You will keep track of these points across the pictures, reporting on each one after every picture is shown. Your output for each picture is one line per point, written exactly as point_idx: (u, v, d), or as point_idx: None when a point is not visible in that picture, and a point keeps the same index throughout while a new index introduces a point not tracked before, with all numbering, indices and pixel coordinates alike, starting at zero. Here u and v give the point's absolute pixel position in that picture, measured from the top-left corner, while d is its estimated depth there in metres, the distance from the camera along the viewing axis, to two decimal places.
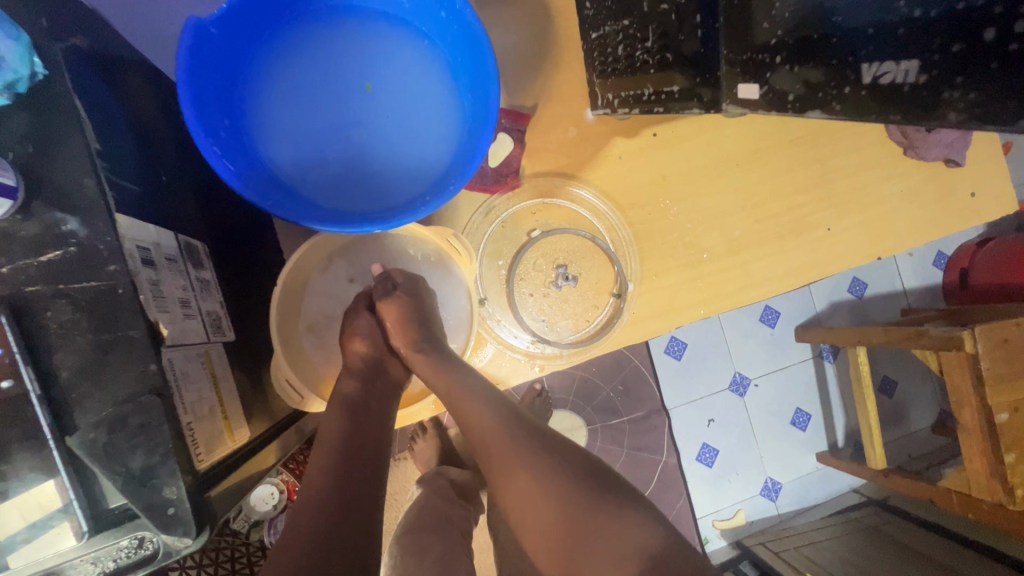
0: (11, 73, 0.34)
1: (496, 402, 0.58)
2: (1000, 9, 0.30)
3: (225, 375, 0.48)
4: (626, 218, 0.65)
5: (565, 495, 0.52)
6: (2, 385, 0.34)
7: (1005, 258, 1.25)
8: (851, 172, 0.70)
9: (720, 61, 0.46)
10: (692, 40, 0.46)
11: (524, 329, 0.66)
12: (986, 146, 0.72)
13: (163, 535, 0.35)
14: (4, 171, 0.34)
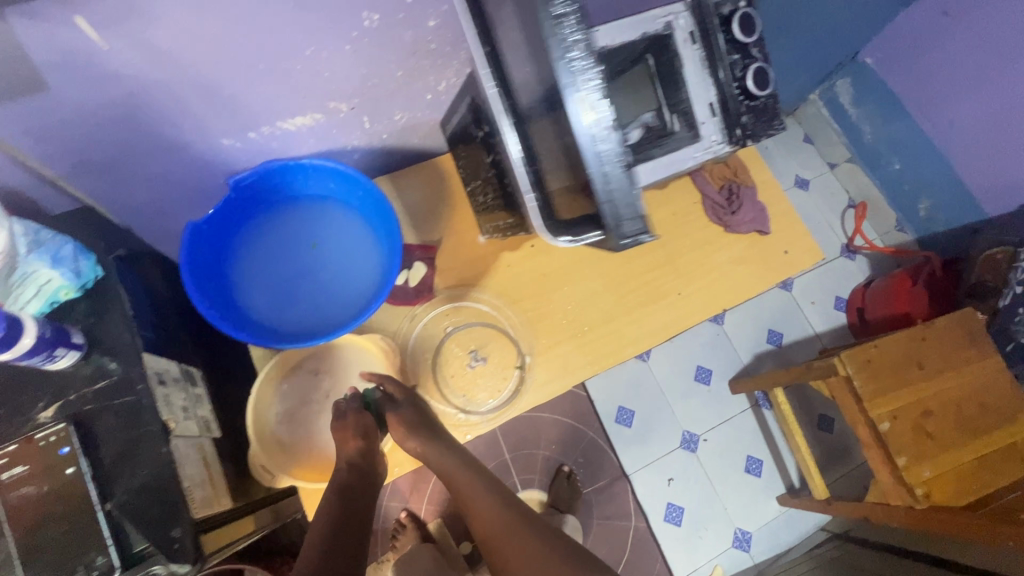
0: (85, 277, 0.59)
1: (471, 472, 0.72)
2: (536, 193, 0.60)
3: (213, 460, 0.67)
4: (519, 309, 0.85)
5: (521, 534, 0.65)
6: (68, 470, 0.53)
7: (885, 294, 1.46)
8: (688, 248, 0.93)
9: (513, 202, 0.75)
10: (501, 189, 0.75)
11: (450, 404, 0.83)
12: (785, 217, 0.97)
13: (172, 564, 0.53)
14: (77, 335, 0.57)
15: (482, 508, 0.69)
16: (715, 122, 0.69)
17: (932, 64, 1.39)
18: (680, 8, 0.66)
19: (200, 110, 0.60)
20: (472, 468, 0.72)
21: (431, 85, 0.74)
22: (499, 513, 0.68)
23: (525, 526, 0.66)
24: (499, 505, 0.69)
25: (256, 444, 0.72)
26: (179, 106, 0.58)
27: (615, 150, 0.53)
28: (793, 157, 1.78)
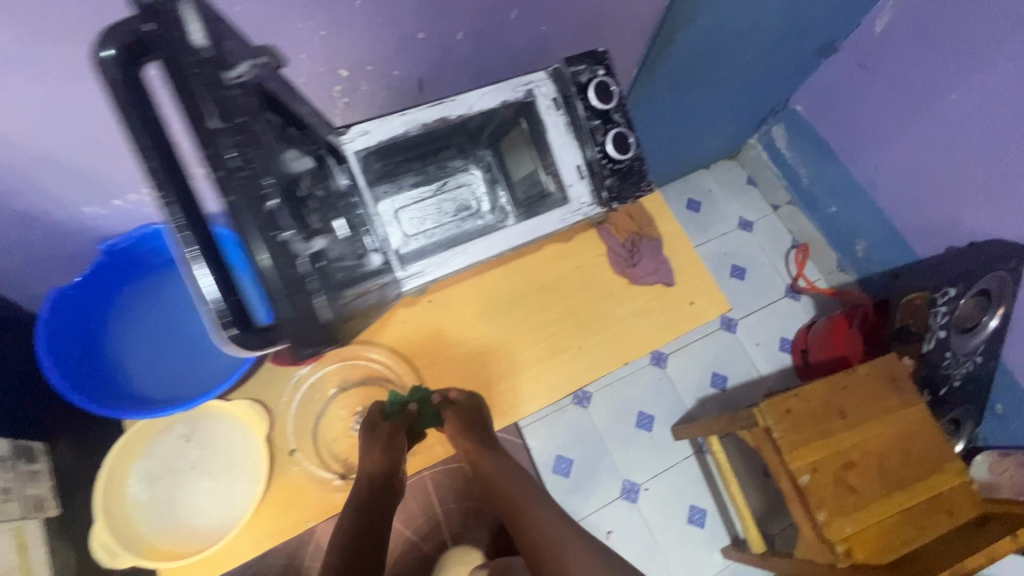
0: None
1: (528, 481, 0.72)
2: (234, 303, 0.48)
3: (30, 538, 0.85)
4: (411, 367, 0.84)
5: (579, 551, 0.62)
6: None
7: (824, 335, 1.46)
8: (591, 301, 0.93)
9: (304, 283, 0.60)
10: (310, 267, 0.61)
11: (325, 471, 0.76)
12: (690, 268, 0.97)
13: None
14: None
15: (526, 519, 0.67)
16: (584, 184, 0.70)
17: (856, 111, 1.43)
18: (541, 76, 0.68)
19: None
20: (522, 481, 0.72)
21: None
22: (542, 521, 0.66)
23: (561, 541, 0.63)
24: (545, 515, 0.67)
25: (103, 521, 0.72)
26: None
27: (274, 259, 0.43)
28: (736, 200, 1.81)
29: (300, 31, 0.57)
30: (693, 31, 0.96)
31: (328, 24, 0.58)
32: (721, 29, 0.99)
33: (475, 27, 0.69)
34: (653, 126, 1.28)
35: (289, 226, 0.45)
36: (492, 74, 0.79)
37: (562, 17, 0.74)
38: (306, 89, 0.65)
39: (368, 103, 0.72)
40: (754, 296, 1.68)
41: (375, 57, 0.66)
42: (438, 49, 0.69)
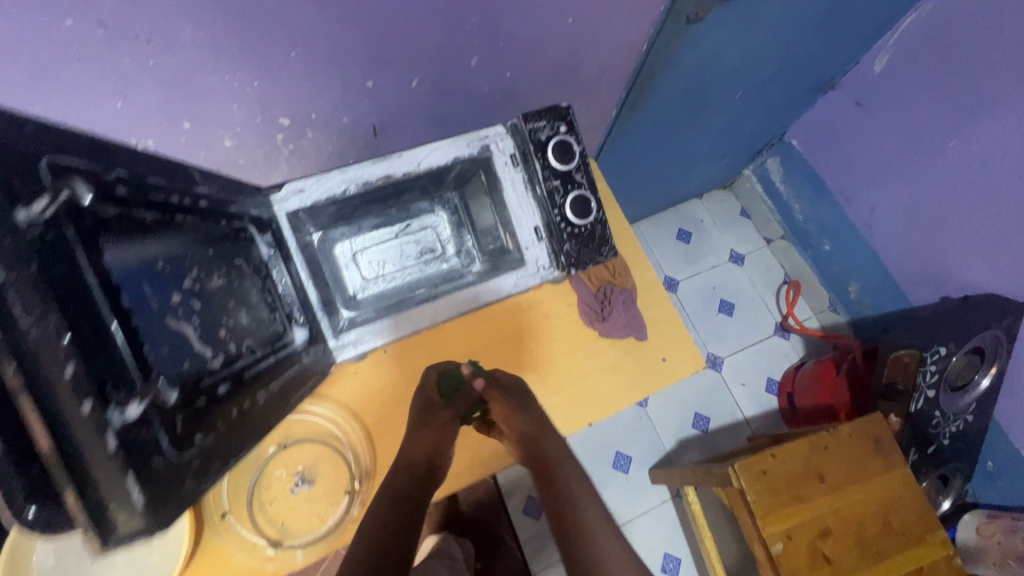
0: None
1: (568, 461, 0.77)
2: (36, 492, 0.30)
3: None
4: (361, 423, 0.78)
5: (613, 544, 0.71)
6: None
7: (813, 380, 1.41)
8: (556, 356, 0.88)
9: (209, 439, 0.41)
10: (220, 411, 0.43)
11: (259, 535, 0.71)
12: (665, 322, 0.92)
13: None
14: None
15: (568, 502, 0.74)
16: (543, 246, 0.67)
17: (852, 151, 1.37)
18: (498, 131, 0.64)
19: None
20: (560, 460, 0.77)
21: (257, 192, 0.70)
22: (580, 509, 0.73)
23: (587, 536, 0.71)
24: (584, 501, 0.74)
25: None
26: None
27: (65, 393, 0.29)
28: (729, 231, 1.76)
29: (228, 83, 0.53)
30: (672, 76, 0.91)
31: (260, 75, 0.54)
32: (708, 69, 0.94)
33: (431, 75, 0.64)
34: (638, 162, 1.24)
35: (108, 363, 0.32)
36: (456, 119, 0.74)
37: (527, 64, 0.70)
38: (244, 138, 0.60)
39: (317, 149, 0.68)
40: (742, 334, 1.63)
41: (320, 106, 0.61)
42: (390, 96, 0.65)
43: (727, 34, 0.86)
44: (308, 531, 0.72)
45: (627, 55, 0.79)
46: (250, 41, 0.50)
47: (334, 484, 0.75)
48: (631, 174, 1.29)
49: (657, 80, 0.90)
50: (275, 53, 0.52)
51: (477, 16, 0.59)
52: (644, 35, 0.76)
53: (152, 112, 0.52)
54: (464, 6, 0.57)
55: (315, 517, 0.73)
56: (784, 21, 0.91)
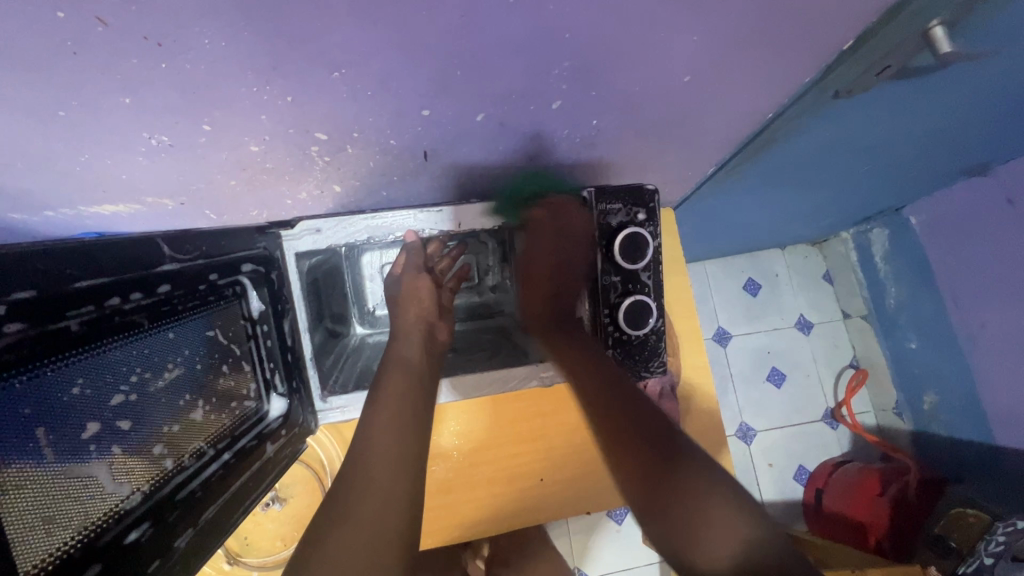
0: None
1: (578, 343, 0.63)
2: None
3: None
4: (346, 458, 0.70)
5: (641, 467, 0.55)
6: None
7: (848, 489, 1.26)
8: (570, 430, 0.80)
9: (174, 540, 0.31)
10: (184, 501, 0.32)
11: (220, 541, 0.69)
12: (701, 419, 0.83)
13: None
14: None
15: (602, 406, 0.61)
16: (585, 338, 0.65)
17: (975, 254, 1.15)
18: (564, 199, 0.59)
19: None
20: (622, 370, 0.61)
21: (288, 193, 0.62)
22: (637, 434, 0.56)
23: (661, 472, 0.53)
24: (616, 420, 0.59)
25: None
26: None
27: None
28: (804, 294, 1.57)
29: (258, 94, 0.44)
30: (790, 145, 0.75)
31: (295, 90, 0.44)
32: (838, 141, 0.78)
33: (503, 111, 0.53)
34: (724, 212, 1.08)
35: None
36: (523, 156, 0.63)
37: (621, 114, 0.57)
38: (273, 145, 0.52)
39: (357, 164, 0.59)
40: (784, 411, 1.49)
41: (365, 126, 0.52)
42: (450, 126, 0.54)
43: (877, 111, 0.69)
44: (269, 554, 0.70)
45: (745, 120, 0.64)
46: (283, 57, 0.40)
47: (304, 512, 0.70)
48: (711, 223, 1.14)
49: (774, 146, 0.74)
50: (315, 72, 0.43)
51: (570, 60, 0.47)
52: (774, 103, 0.61)
53: (166, 111, 0.44)
54: (557, 49, 0.45)
55: (279, 539, 0.70)
56: (954, 108, 0.72)
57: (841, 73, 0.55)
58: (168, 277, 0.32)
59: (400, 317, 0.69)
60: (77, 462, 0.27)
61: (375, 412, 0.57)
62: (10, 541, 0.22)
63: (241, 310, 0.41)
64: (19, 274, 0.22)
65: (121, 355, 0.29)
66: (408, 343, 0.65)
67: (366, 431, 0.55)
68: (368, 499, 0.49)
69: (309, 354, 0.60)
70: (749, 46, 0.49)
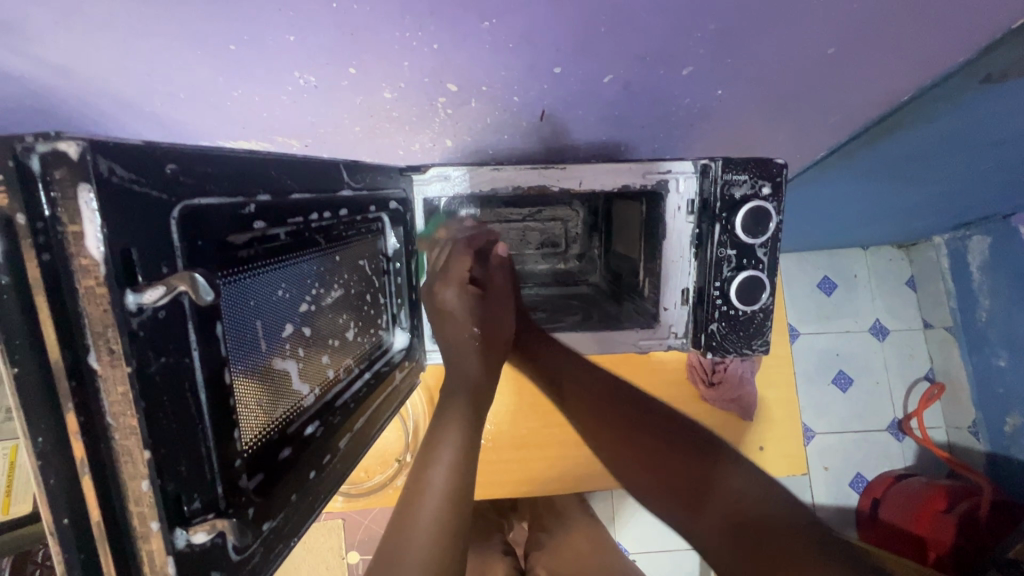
0: None
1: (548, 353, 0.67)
2: (223, 506, 0.25)
3: None
4: (428, 402, 0.76)
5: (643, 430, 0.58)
6: None
7: (913, 501, 1.21)
8: None
9: (341, 436, 0.35)
10: (346, 407, 0.36)
11: None
12: (776, 408, 0.83)
13: None
14: None
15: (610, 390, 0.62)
16: (687, 312, 0.64)
17: None
18: (686, 168, 0.59)
19: (130, 121, 0.55)
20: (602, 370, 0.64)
21: (402, 143, 0.65)
22: (720, 471, 0.52)
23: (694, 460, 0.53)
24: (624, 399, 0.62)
25: None
26: (106, 117, 0.53)
27: (201, 433, 0.24)
28: (883, 299, 1.49)
29: (407, 39, 0.46)
30: (916, 135, 0.71)
31: (443, 37, 0.46)
32: (968, 134, 0.73)
33: (631, 75, 0.53)
34: (817, 203, 1.03)
35: (227, 370, 0.26)
36: (636, 124, 0.63)
37: (749, 87, 0.56)
38: (405, 93, 0.54)
39: (474, 119, 0.60)
40: (846, 416, 1.44)
41: (494, 81, 0.53)
42: (574, 85, 0.54)
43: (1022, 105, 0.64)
44: (352, 482, 0.74)
45: (877, 102, 0.61)
46: (443, 4, 0.42)
47: (389, 450, 0.75)
48: (799, 212, 1.10)
49: (895, 135, 0.70)
50: (467, 20, 0.44)
51: (715, 23, 0.46)
52: (913, 85, 0.58)
53: (322, 51, 0.46)
54: (708, 10, 0.44)
55: (361, 470, 0.75)
56: None
57: (1002, 55, 0.52)
58: (346, 202, 0.36)
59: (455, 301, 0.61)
60: (279, 357, 0.31)
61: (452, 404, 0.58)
62: (238, 407, 0.27)
63: (380, 245, 0.44)
64: (259, 180, 0.28)
65: (307, 266, 0.33)
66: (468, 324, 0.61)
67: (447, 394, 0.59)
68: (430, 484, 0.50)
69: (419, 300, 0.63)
70: (910, 17, 0.47)
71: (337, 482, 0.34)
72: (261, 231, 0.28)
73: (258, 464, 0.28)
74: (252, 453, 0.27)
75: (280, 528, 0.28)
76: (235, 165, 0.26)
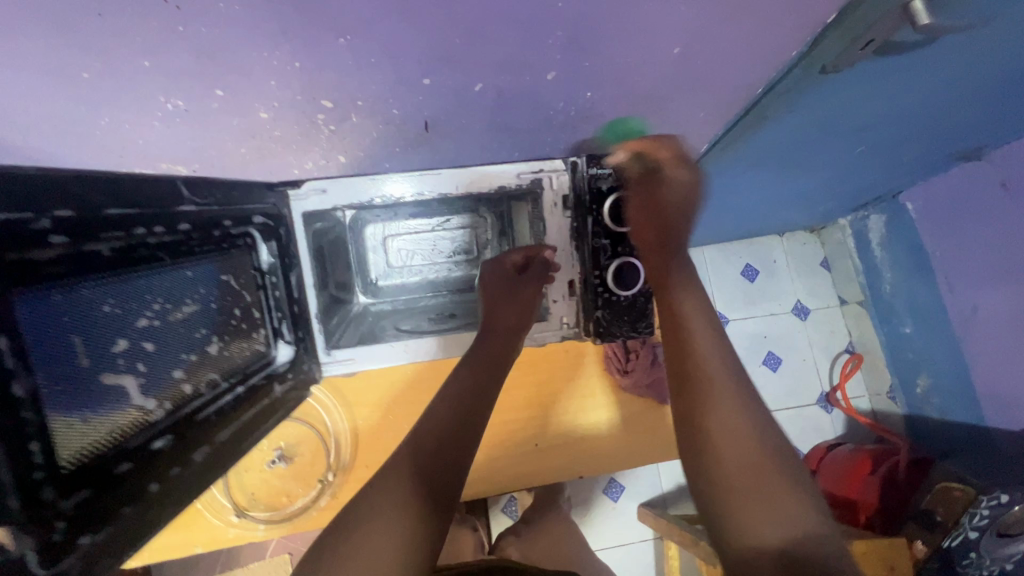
0: None
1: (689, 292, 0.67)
2: (30, 517, 0.26)
3: None
4: (352, 417, 0.76)
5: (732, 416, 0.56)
6: None
7: (840, 470, 1.28)
8: (567, 398, 0.85)
9: (192, 451, 0.38)
10: (203, 421, 0.39)
11: (228, 495, 0.72)
12: None
13: None
14: None
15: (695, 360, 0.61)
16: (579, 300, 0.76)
17: (969, 238, 1.16)
18: None
19: None
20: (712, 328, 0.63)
21: (295, 162, 0.66)
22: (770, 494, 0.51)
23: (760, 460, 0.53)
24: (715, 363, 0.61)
25: None
26: None
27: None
28: (802, 280, 1.59)
29: (266, 60, 0.47)
30: (784, 125, 0.77)
31: (303, 56, 0.47)
32: (828, 122, 0.79)
33: (501, 82, 0.56)
34: (718, 197, 1.10)
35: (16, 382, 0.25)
36: (520, 128, 0.66)
37: (614, 88, 0.60)
38: (282, 112, 0.55)
39: (360, 134, 0.61)
40: (779, 395, 1.52)
41: (368, 95, 0.54)
42: (449, 96, 0.57)
43: (864, 94, 0.71)
44: (274, 508, 0.72)
45: (736, 95, 0.67)
46: (293, 24, 0.43)
47: (310, 470, 0.74)
48: (707, 207, 1.16)
49: (762, 126, 0.76)
50: (323, 38, 0.46)
51: (562, 30, 0.49)
52: (762, 78, 0.63)
53: (182, 74, 0.47)
54: (551, 18, 0.48)
55: (283, 495, 0.73)
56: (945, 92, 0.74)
57: (827, 47, 0.58)
58: (188, 217, 0.37)
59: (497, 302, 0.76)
60: (114, 374, 0.33)
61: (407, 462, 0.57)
62: (55, 425, 0.28)
63: (251, 260, 0.46)
64: (56, 195, 0.27)
65: (144, 284, 0.35)
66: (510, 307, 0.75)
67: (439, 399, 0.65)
68: (384, 518, 0.51)
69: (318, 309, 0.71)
70: (734, 18, 0.52)
71: (182, 496, 0.36)
72: (59, 246, 0.28)
73: (82, 482, 0.29)
74: (72, 471, 0.29)
75: (105, 542, 0.30)
76: (21, 178, 0.25)
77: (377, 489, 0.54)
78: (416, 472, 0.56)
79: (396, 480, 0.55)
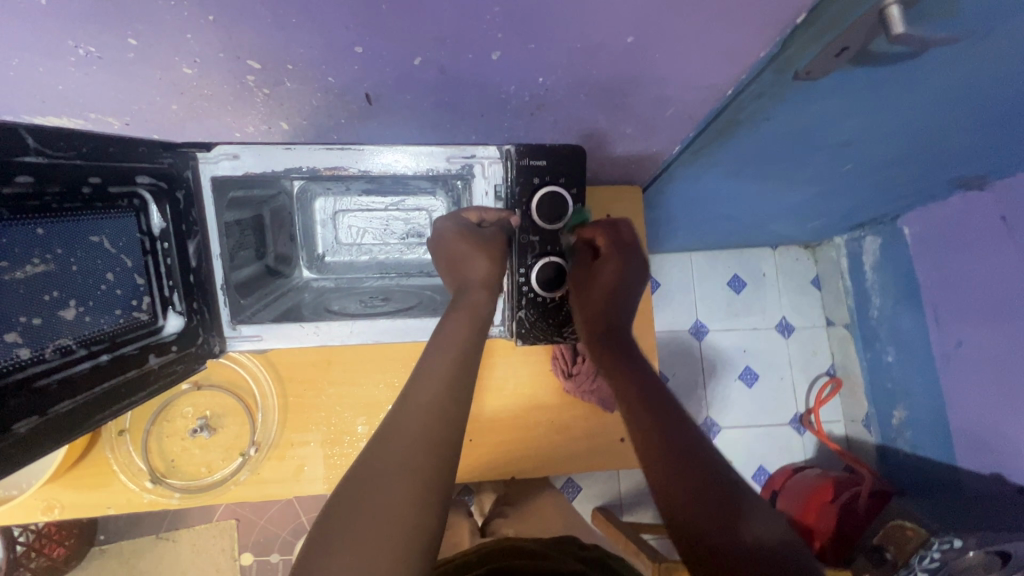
0: None
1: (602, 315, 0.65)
2: None
3: None
4: (281, 394, 0.73)
5: (667, 442, 0.50)
6: None
7: (801, 494, 1.25)
8: (507, 394, 0.83)
9: (31, 414, 0.35)
10: (46, 385, 0.37)
11: (146, 460, 0.71)
12: None
13: None
14: None
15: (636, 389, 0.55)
16: (503, 301, 0.67)
17: (960, 269, 1.11)
18: (490, 154, 0.62)
19: None
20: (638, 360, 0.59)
21: (235, 125, 0.62)
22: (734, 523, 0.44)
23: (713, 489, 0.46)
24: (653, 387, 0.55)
25: None
26: None
27: None
28: (790, 297, 1.54)
29: (175, 9, 0.44)
30: (761, 134, 0.72)
31: (217, 9, 0.45)
32: (809, 137, 0.75)
33: (440, 58, 0.52)
34: (701, 206, 1.05)
35: None
36: (471, 111, 0.62)
37: (566, 76, 0.56)
38: (206, 69, 0.52)
39: (298, 101, 0.58)
40: (751, 412, 1.49)
41: (298, 59, 0.51)
42: (386, 69, 0.53)
43: (846, 110, 0.66)
44: (192, 478, 0.71)
45: (704, 96, 0.62)
46: None
47: (232, 443, 0.73)
48: (691, 214, 1.11)
49: (735, 133, 0.72)
50: None
51: (499, 6, 0.46)
52: (730, 80, 0.59)
53: (88, 17, 0.44)
54: None
55: (203, 466, 0.72)
56: (935, 115, 0.69)
57: (798, 49, 0.53)
58: (29, 168, 0.34)
59: (463, 264, 0.62)
60: None
61: (379, 459, 0.46)
62: None
63: (138, 222, 0.44)
64: None
65: None
66: (477, 266, 0.62)
67: (416, 378, 0.53)
68: (369, 515, 0.42)
69: (220, 282, 0.54)
70: (689, 8, 0.48)
71: (19, 464, 0.34)
72: None
73: None
74: None
75: None
76: None
77: (347, 488, 0.44)
78: (406, 456, 0.46)
79: (373, 480, 0.44)
